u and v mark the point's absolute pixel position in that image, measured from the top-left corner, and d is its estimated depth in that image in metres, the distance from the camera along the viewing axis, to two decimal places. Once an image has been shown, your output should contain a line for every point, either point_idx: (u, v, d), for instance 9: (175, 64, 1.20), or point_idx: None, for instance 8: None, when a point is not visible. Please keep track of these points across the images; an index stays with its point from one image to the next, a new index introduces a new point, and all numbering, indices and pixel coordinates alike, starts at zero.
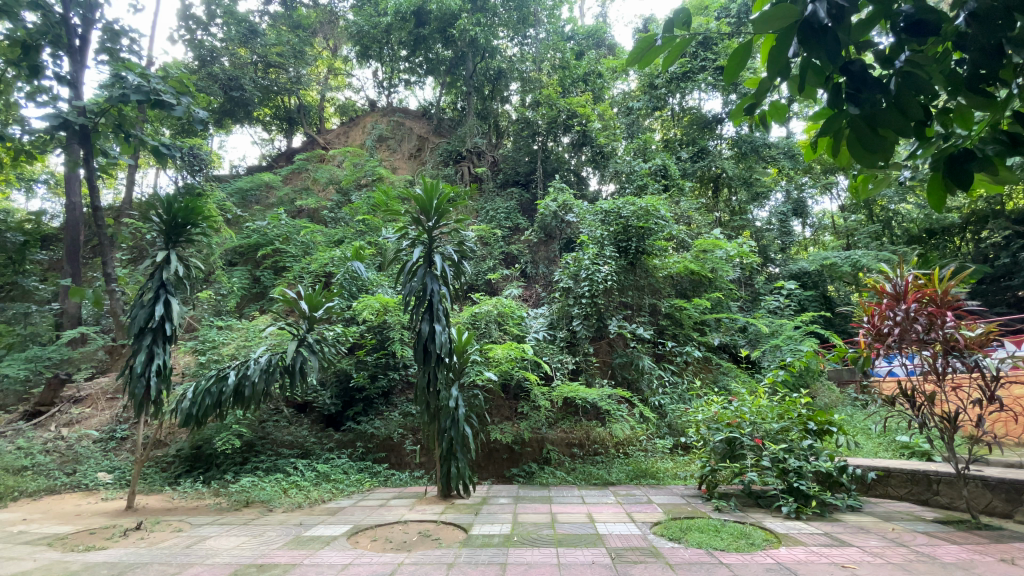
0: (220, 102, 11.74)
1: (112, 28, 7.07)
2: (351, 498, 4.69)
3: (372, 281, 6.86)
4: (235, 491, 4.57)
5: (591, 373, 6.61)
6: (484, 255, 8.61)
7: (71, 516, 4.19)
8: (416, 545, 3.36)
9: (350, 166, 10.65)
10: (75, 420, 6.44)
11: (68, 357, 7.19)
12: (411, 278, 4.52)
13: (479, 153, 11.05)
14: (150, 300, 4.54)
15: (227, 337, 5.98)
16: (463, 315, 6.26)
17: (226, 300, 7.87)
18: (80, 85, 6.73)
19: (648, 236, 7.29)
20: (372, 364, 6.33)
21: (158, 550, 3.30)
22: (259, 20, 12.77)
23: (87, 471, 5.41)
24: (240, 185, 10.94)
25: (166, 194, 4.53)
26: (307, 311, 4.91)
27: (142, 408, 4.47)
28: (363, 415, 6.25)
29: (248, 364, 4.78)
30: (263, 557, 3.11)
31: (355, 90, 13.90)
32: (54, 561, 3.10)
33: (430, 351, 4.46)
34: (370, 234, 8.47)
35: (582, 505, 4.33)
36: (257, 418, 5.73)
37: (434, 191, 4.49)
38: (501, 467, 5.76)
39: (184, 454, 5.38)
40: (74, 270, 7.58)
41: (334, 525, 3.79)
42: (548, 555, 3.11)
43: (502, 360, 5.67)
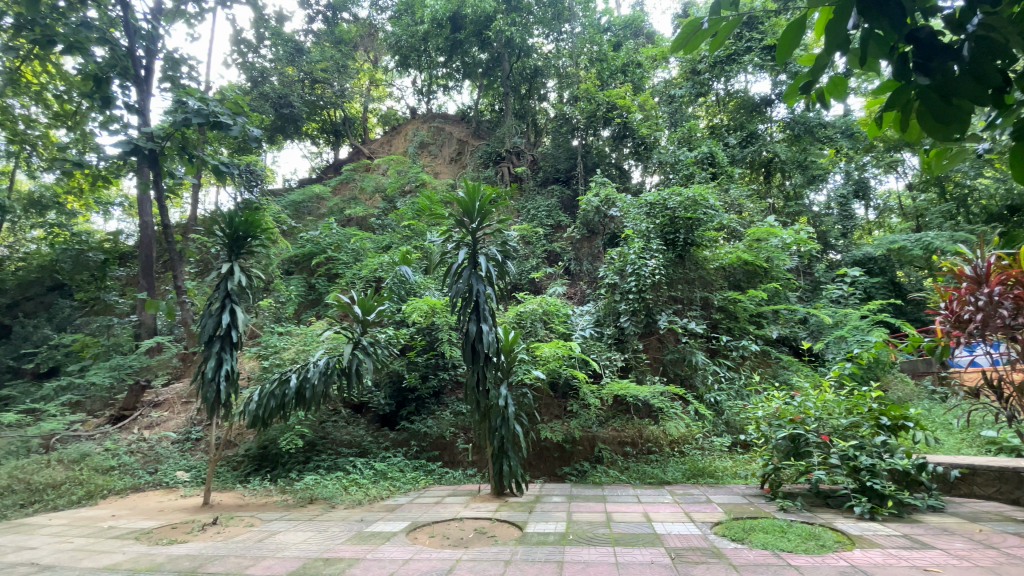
0: (272, 119, 12.33)
1: (172, 57, 7.61)
2: (408, 495, 4.81)
3: (418, 285, 7.06)
4: (300, 489, 4.80)
5: (641, 370, 6.48)
6: (527, 254, 8.62)
7: (154, 512, 4.53)
8: (472, 542, 3.40)
9: (394, 173, 10.93)
10: (154, 423, 6.97)
11: (145, 364, 7.75)
12: (456, 279, 4.58)
13: (519, 152, 11.13)
14: (218, 309, 4.83)
15: (287, 342, 6.31)
16: (509, 314, 6.30)
17: (285, 307, 8.28)
18: (146, 112, 7.27)
19: (697, 227, 7.07)
20: (422, 365, 6.49)
21: (232, 544, 3.50)
22: (304, 38, 13.32)
23: (167, 471, 5.83)
24: (293, 199, 11.47)
25: (227, 210, 4.82)
26: (360, 314, 5.11)
27: (214, 411, 4.75)
28: (416, 415, 6.41)
29: (307, 368, 5.01)
30: (328, 551, 3.24)
31: (396, 100, 14.57)
32: (141, 554, 3.36)
33: (478, 350, 4.50)
34: (416, 239, 8.65)
35: (638, 505, 4.24)
36: (317, 418, 5.98)
37: (477, 192, 4.52)
38: (553, 466, 5.76)
39: (252, 454, 5.69)
40: (148, 285, 8.19)
41: (393, 521, 3.90)
42: (605, 554, 3.08)
43: (549, 358, 5.66)
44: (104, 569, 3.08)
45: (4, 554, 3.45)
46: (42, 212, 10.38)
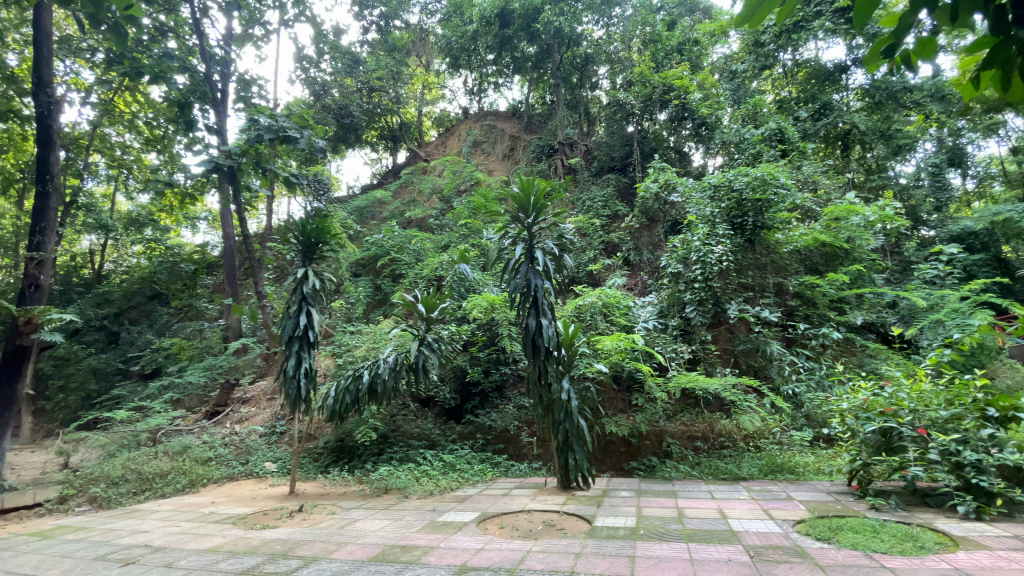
0: (335, 130, 13.01)
1: (244, 78, 8.20)
2: (477, 486, 4.94)
3: (477, 281, 7.21)
4: (376, 479, 5.05)
5: (711, 362, 6.23)
6: (585, 246, 8.54)
7: (248, 500, 4.94)
8: (542, 533, 3.43)
9: (450, 174, 11.15)
10: (244, 418, 7.60)
11: (233, 364, 8.44)
12: (514, 275, 4.60)
13: (572, 144, 10.99)
14: (295, 311, 5.16)
15: (358, 341, 6.65)
16: (568, 308, 6.27)
17: (355, 307, 8.72)
18: (224, 132, 7.87)
19: (767, 209, 6.68)
20: (485, 360, 6.62)
21: (317, 529, 3.76)
22: (360, 49, 13.87)
23: (257, 461, 6.34)
24: (357, 204, 12.02)
25: (300, 218, 5.16)
26: (424, 312, 5.28)
27: (296, 406, 5.10)
28: (480, 409, 6.54)
29: (378, 364, 5.26)
30: (404, 539, 3.39)
31: (448, 101, 14.86)
32: (239, 537, 3.67)
33: (538, 344, 4.48)
34: (473, 237, 8.77)
35: (712, 501, 4.09)
36: (388, 412, 6.25)
37: (531, 187, 4.52)
38: (620, 461, 5.68)
39: (330, 446, 6.04)
40: (233, 291, 8.91)
41: (464, 512, 4.01)
42: (678, 549, 3.01)
43: (611, 352, 5.57)
44: (208, 550, 3.40)
45: (125, 536, 3.90)
46: (141, 229, 11.62)
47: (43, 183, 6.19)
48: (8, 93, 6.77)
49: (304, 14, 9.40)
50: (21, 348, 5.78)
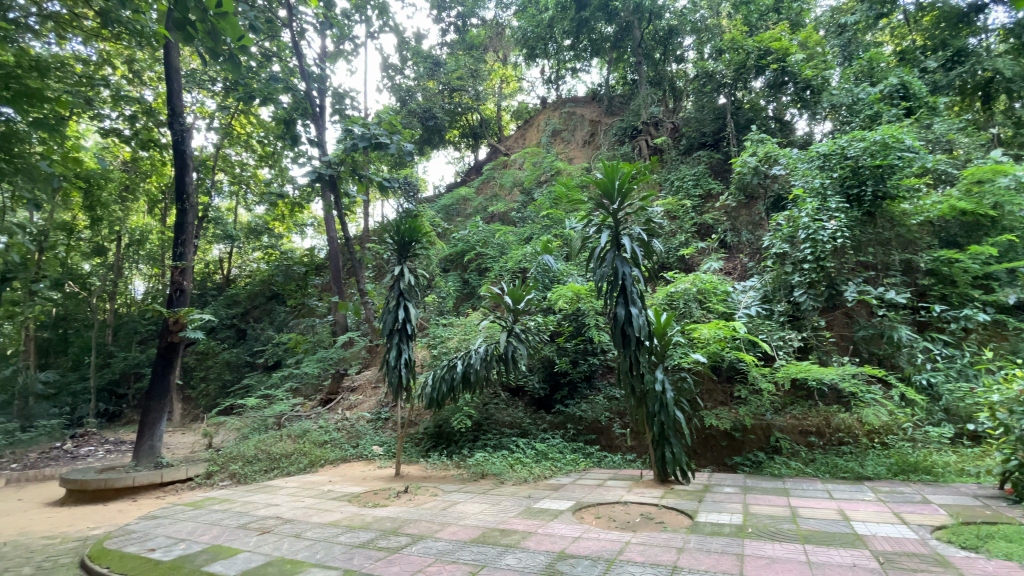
0: (420, 133, 13.65)
1: (338, 92, 8.86)
2: (570, 475, 4.96)
3: (561, 272, 7.19)
4: (472, 464, 5.26)
5: (825, 350, 5.67)
6: (674, 230, 8.17)
7: (360, 479, 5.39)
8: (640, 526, 3.36)
9: (530, 166, 11.15)
10: (352, 404, 8.29)
11: (342, 356, 9.23)
12: (601, 264, 4.49)
13: (657, 123, 10.48)
14: (394, 306, 5.50)
15: (450, 332, 6.96)
16: (658, 295, 6.04)
17: (446, 301, 9.13)
18: (324, 144, 8.55)
19: (889, 176, 5.91)
20: (572, 350, 6.59)
21: (422, 509, 4.00)
22: (440, 52, 14.36)
23: (366, 444, 6.87)
24: (444, 203, 12.55)
25: (394, 219, 5.49)
26: (511, 304, 5.37)
27: (398, 394, 5.45)
28: (570, 399, 6.53)
29: (470, 354, 5.45)
30: (502, 523, 3.50)
31: (526, 93, 14.91)
32: (354, 514, 4.02)
33: (629, 334, 4.34)
34: (556, 227, 8.70)
35: (830, 501, 3.74)
36: (481, 401, 6.45)
37: (615, 171, 4.34)
38: (722, 455, 5.39)
39: (429, 432, 6.39)
40: (339, 289, 9.69)
41: (559, 500, 4.04)
42: (792, 550, 2.81)
43: (709, 341, 5.29)
44: (329, 524, 3.76)
45: (260, 508, 4.42)
46: (259, 237, 13.30)
47: (181, 201, 7.13)
48: (151, 126, 7.88)
49: (387, 24, 9.95)
50: (172, 345, 6.76)
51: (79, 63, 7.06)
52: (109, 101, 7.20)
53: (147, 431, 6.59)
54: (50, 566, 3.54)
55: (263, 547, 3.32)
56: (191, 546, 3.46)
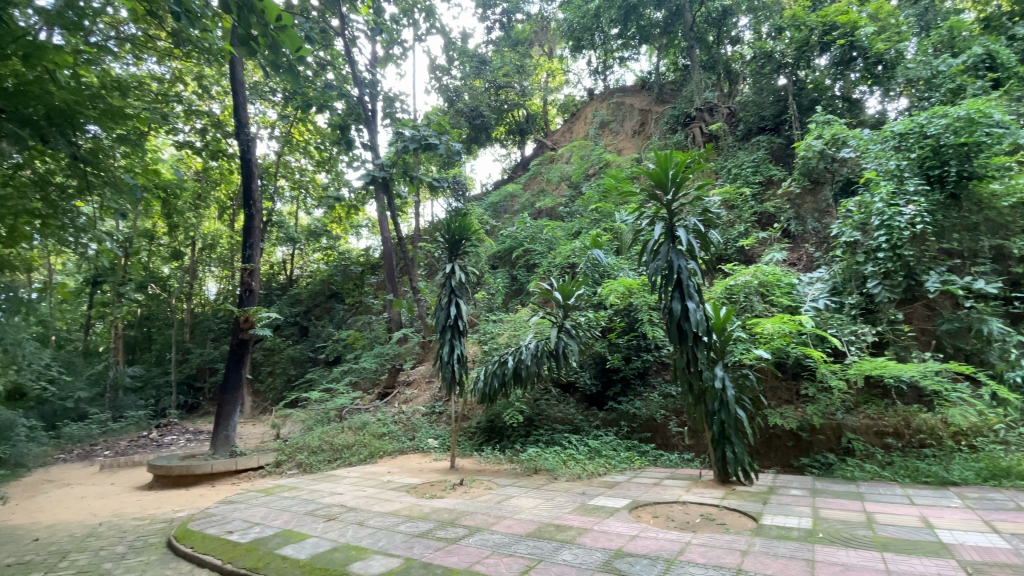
0: (468, 132, 13.79)
1: (389, 95, 9.13)
2: (625, 473, 4.88)
3: (612, 266, 7.08)
4: (525, 459, 5.28)
5: (903, 345, 5.25)
6: (733, 220, 7.84)
7: (418, 471, 5.55)
8: (700, 527, 3.26)
9: (578, 159, 11.00)
10: (408, 398, 8.56)
11: (397, 351, 9.54)
12: (655, 257, 4.36)
13: (712, 108, 10.01)
14: (446, 303, 5.62)
15: (500, 328, 7.02)
16: (716, 289, 5.83)
17: (495, 298, 9.22)
18: (376, 147, 8.84)
19: (976, 154, 5.39)
20: (624, 346, 6.47)
21: (478, 502, 4.07)
22: (486, 49, 14.45)
23: (422, 437, 7.06)
24: (492, 200, 12.65)
25: (445, 217, 5.59)
26: (561, 299, 5.33)
27: (451, 389, 5.56)
28: (623, 396, 6.42)
29: (521, 350, 5.48)
30: (558, 518, 3.50)
31: (573, 85, 14.73)
32: (412, 504, 4.15)
33: (685, 329, 4.19)
34: (606, 221, 8.55)
35: (911, 507, 3.46)
36: (532, 396, 6.47)
37: (669, 160, 4.20)
38: (788, 456, 5.21)
39: (482, 426, 6.48)
40: (393, 288, 9.99)
41: (615, 498, 3.98)
42: (869, 558, 2.63)
43: (773, 337, 5.06)
44: (390, 513, 3.90)
45: (326, 496, 4.66)
46: (318, 239, 13.97)
47: (248, 207, 7.58)
48: (219, 137, 8.42)
49: (434, 25, 10.13)
50: (244, 341, 7.24)
51: (156, 82, 7.64)
52: (182, 116, 7.75)
53: (223, 422, 7.09)
54: (142, 544, 3.89)
55: (330, 533, 3.49)
56: (265, 530, 3.70)
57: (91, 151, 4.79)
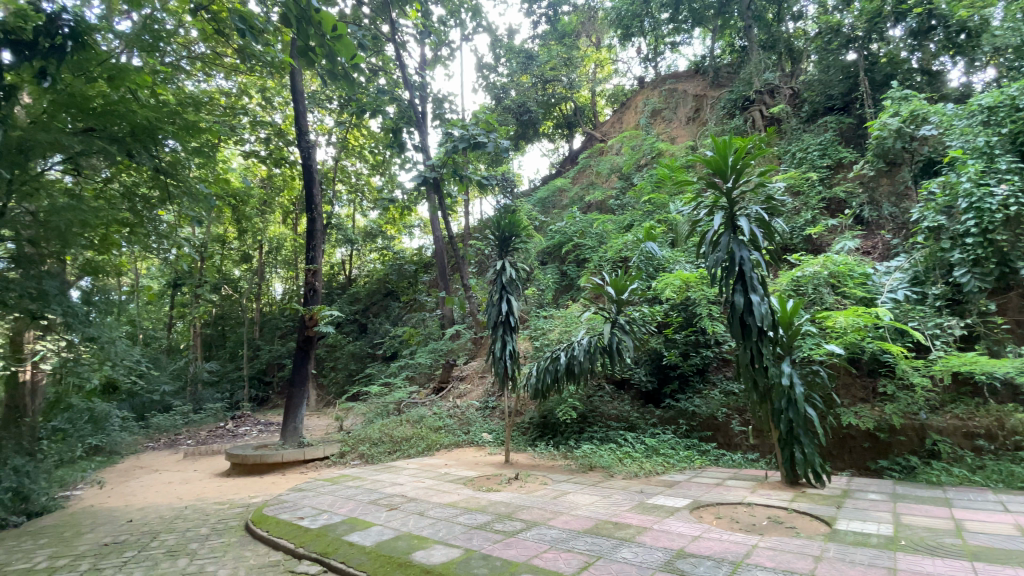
0: (515, 128, 13.83)
1: (438, 97, 9.31)
2: (684, 472, 4.74)
3: (667, 259, 6.89)
4: (580, 456, 5.24)
5: (997, 339, 4.77)
6: (798, 207, 7.41)
7: (474, 464, 5.65)
8: (768, 530, 3.12)
9: (629, 150, 10.75)
10: (462, 393, 8.72)
11: (451, 347, 9.75)
12: (715, 249, 4.19)
13: (773, 90, 9.52)
14: (497, 300, 5.66)
15: (551, 324, 7.00)
16: (781, 281, 5.57)
17: (546, 293, 9.21)
18: (427, 148, 9.05)
19: None
20: (682, 342, 6.28)
21: (534, 497, 4.09)
22: (532, 44, 14.39)
23: (476, 431, 7.17)
24: (540, 195, 12.63)
25: (494, 215, 5.64)
26: (614, 294, 5.24)
27: (505, 384, 5.60)
28: (681, 393, 6.23)
29: (573, 346, 5.43)
30: (615, 516, 3.46)
31: (622, 75, 14.40)
32: (470, 496, 4.23)
33: (749, 324, 4.00)
34: (659, 212, 8.31)
35: (1007, 515, 3.14)
36: (585, 393, 6.41)
37: (728, 147, 3.99)
38: (864, 458, 4.85)
39: (535, 422, 6.50)
40: (445, 285, 10.20)
41: (674, 497, 3.88)
42: (958, 568, 2.41)
43: (846, 330, 4.74)
44: (448, 505, 4.00)
45: (387, 486, 4.84)
46: (374, 240, 14.49)
47: (309, 211, 7.97)
48: (282, 145, 8.90)
49: (481, 24, 10.23)
50: (308, 338, 7.64)
51: (225, 96, 8.20)
52: (249, 127, 8.26)
53: (291, 415, 7.50)
54: (224, 527, 4.20)
55: (393, 522, 3.62)
56: (332, 517, 3.89)
57: (171, 164, 5.20)
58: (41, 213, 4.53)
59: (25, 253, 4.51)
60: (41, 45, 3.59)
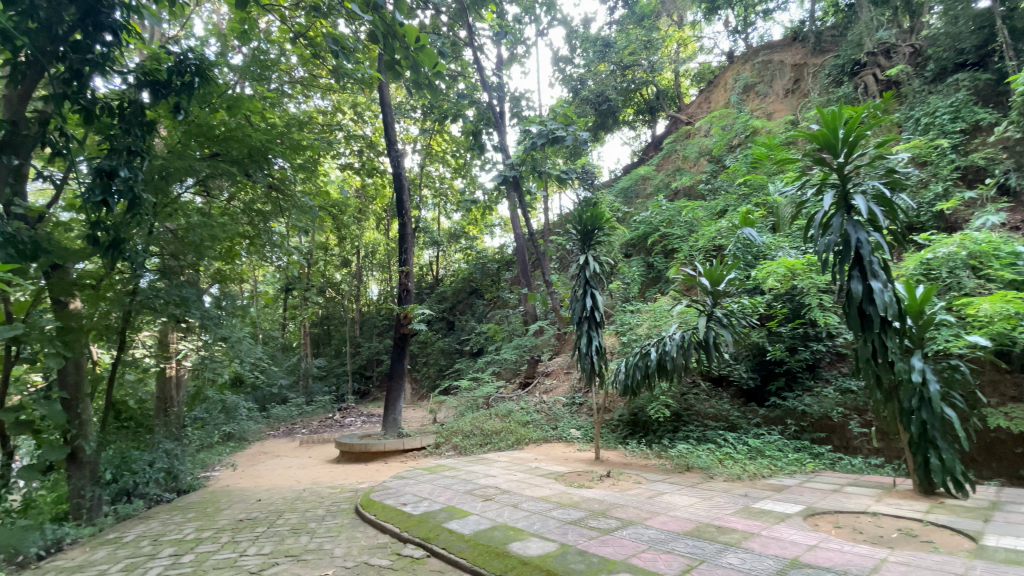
0: (594, 119, 13.59)
1: (515, 95, 9.40)
2: (795, 477, 4.36)
3: (768, 246, 6.40)
4: (676, 456, 5.03)
5: None
6: (925, 180, 6.52)
7: (564, 460, 5.66)
8: (897, 543, 2.78)
9: (718, 131, 10.12)
10: (548, 389, 8.76)
11: (535, 343, 9.83)
12: (824, 232, 3.81)
13: (889, 49, 8.49)
14: (581, 295, 5.58)
15: (639, 319, 6.79)
16: (908, 264, 4.95)
17: (631, 287, 8.94)
18: (507, 148, 9.18)
19: None
20: (788, 336, 5.81)
21: (628, 496, 4.00)
22: (609, 31, 14.01)
23: (565, 427, 7.15)
24: (623, 185, 12.31)
25: (576, 209, 5.58)
26: (709, 286, 4.94)
27: (592, 381, 5.53)
28: (788, 391, 5.77)
29: (664, 342, 5.21)
30: (718, 519, 3.28)
31: (708, 51, 13.54)
32: (562, 492, 4.24)
33: (868, 313, 3.60)
34: (755, 195, 7.73)
35: None
36: (679, 390, 6.14)
37: (838, 118, 3.61)
38: (1017, 467, 4.24)
39: (625, 419, 6.35)
40: (527, 282, 10.27)
41: (784, 502, 3.60)
42: None
43: (992, 319, 4.09)
44: (541, 499, 4.04)
45: (481, 477, 5.00)
46: (458, 241, 15.01)
47: (401, 216, 8.44)
48: (373, 156, 9.49)
49: (555, 18, 10.18)
50: (403, 336, 8.11)
51: (323, 114, 8.92)
52: (344, 141, 8.91)
53: (391, 407, 7.97)
54: (337, 510, 4.59)
55: (488, 513, 3.74)
56: (432, 505, 4.10)
57: (281, 181, 5.76)
58: (180, 230, 5.20)
59: (168, 265, 5.18)
60: (175, 83, 4.18)
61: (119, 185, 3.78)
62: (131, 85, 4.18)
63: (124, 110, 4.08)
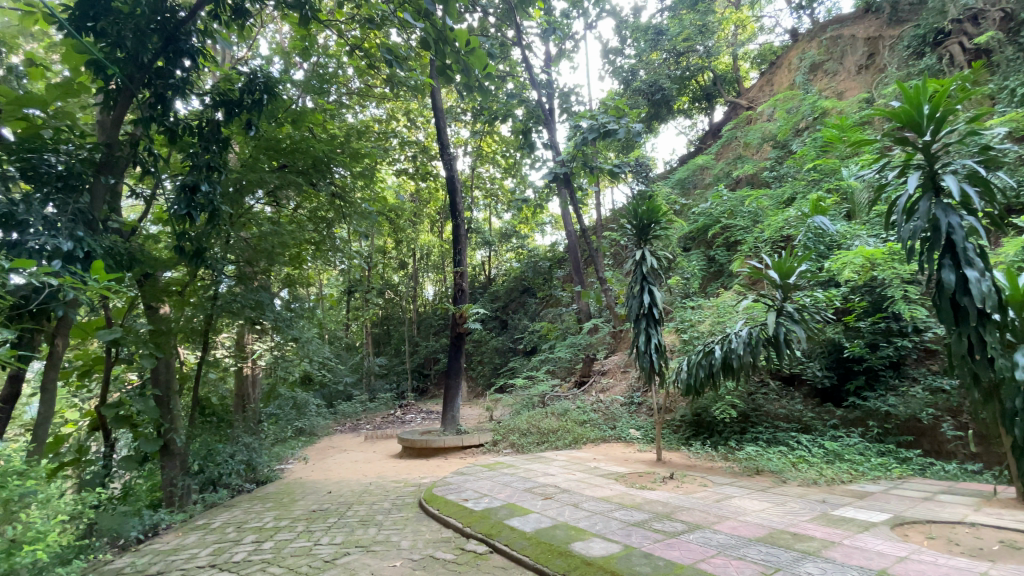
0: (647, 109, 13.22)
1: (564, 91, 9.33)
2: (879, 483, 4.04)
3: (843, 235, 5.98)
4: (744, 458, 4.81)
5: None
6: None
7: (624, 460, 5.55)
8: (1002, 556, 2.52)
9: (782, 114, 9.55)
10: (605, 388, 8.62)
11: (591, 342, 9.71)
12: (909, 218, 3.51)
13: (978, 13, 7.67)
14: (638, 291, 5.43)
15: (701, 315, 6.54)
16: (1009, 250, 4.45)
17: (691, 282, 8.62)
18: (557, 144, 9.13)
19: None
20: (868, 332, 5.42)
21: (693, 498, 3.87)
22: (660, 18, 13.58)
23: (624, 427, 7.01)
24: (679, 177, 11.90)
25: (631, 204, 5.45)
26: (778, 279, 4.65)
27: (652, 380, 5.38)
28: (868, 391, 5.37)
29: (730, 339, 4.98)
30: (793, 526, 3.11)
31: (769, 31, 12.78)
32: (623, 492, 4.17)
33: (962, 305, 3.27)
34: (825, 181, 7.22)
35: None
36: (746, 389, 5.86)
37: (922, 94, 3.31)
38: None
39: (688, 420, 6.14)
40: (581, 279, 10.14)
41: (868, 510, 3.35)
42: None
43: None
44: (602, 499, 3.99)
45: (540, 476, 5.01)
46: (510, 240, 15.11)
47: (454, 217, 8.61)
48: (427, 160, 9.74)
49: (604, 10, 10.00)
50: (460, 335, 8.26)
51: (379, 123, 9.25)
52: (399, 147, 9.20)
53: (449, 405, 8.13)
54: (402, 504, 4.75)
55: (549, 511, 3.74)
56: (493, 502, 4.15)
57: (343, 190, 6.03)
58: (253, 238, 5.49)
59: (244, 272, 5.55)
60: (246, 101, 4.47)
61: (200, 199, 4.12)
62: (207, 106, 4.51)
63: (203, 128, 4.38)
